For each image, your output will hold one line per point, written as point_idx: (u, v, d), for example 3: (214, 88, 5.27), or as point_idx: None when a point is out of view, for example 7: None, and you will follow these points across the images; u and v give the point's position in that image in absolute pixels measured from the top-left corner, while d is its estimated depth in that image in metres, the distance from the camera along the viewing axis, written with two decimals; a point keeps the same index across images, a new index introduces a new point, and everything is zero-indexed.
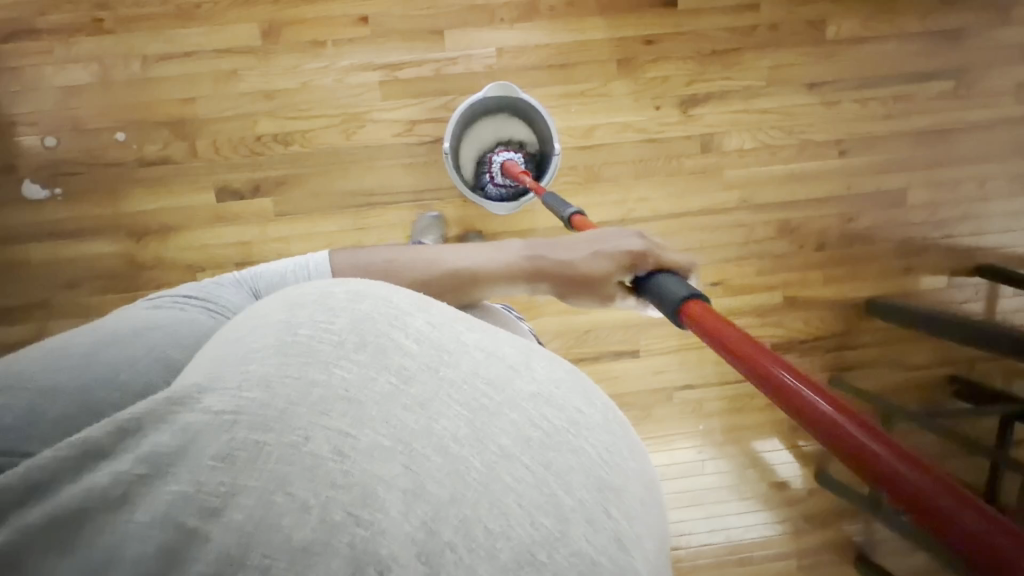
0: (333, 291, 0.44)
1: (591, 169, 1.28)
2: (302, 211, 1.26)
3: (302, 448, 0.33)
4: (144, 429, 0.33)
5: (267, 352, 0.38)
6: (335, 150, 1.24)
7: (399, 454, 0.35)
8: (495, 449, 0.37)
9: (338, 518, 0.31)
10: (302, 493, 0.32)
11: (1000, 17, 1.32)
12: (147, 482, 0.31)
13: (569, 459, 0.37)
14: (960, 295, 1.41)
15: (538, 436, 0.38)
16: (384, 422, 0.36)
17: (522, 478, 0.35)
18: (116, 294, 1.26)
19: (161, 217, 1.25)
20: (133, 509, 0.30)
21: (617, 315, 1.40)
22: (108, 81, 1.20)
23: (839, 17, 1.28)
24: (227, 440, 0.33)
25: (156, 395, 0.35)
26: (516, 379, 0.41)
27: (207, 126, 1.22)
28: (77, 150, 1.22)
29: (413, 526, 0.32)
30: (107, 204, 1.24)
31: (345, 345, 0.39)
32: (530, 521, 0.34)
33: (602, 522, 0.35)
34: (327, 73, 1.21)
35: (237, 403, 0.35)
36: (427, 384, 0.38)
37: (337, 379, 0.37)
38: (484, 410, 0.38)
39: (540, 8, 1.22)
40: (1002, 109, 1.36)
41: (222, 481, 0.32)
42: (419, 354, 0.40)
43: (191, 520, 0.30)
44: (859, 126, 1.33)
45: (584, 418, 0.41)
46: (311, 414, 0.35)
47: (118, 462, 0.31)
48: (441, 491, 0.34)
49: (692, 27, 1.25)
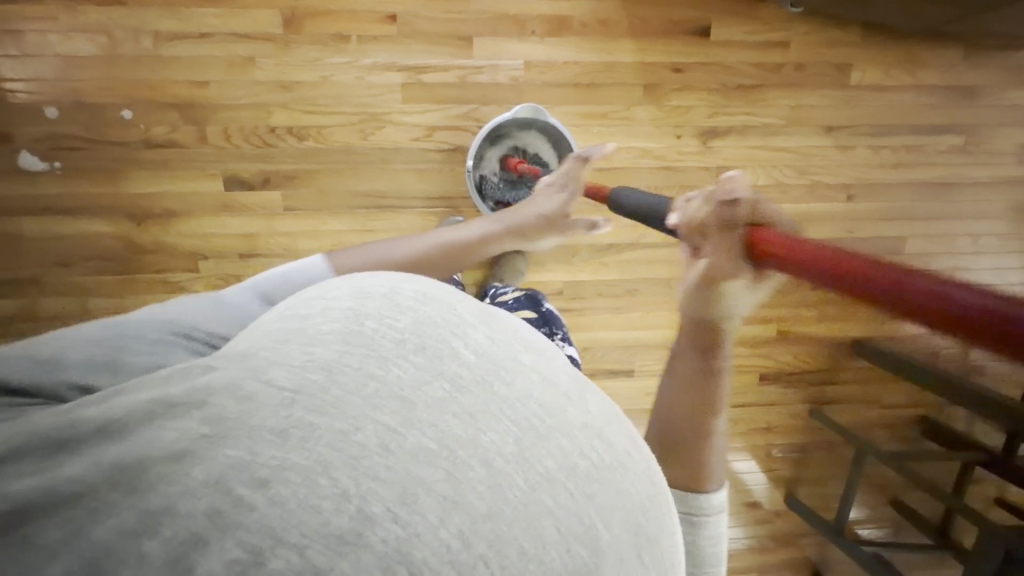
0: (401, 287, 0.39)
1: (605, 192, 1.28)
2: (311, 208, 1.23)
3: (351, 437, 0.30)
4: (213, 400, 0.31)
5: (334, 336, 0.34)
6: (350, 149, 1.21)
7: (443, 459, 0.30)
8: (541, 471, 0.32)
9: (376, 512, 0.28)
10: (345, 482, 0.28)
11: (1008, 81, 1.37)
12: (210, 443, 0.29)
13: (611, 501, 0.34)
14: None
15: (586, 465, 0.34)
16: (435, 425, 0.31)
17: (563, 505, 0.32)
18: (112, 276, 1.23)
19: (164, 202, 1.21)
20: (193, 464, 0.28)
21: (618, 335, 1.39)
22: (117, 55, 1.15)
23: (858, 63, 1.31)
24: (285, 415, 0.30)
25: (228, 362, 0.34)
26: (570, 408, 0.36)
27: (220, 112, 1.18)
28: (79, 124, 1.16)
29: (447, 535, 0.29)
30: (107, 184, 1.19)
31: (405, 344, 0.34)
32: (565, 548, 0.31)
33: (631, 564, 0.33)
34: (349, 69, 1.18)
35: (299, 383, 0.32)
36: (478, 396, 0.33)
37: (393, 377, 0.33)
38: (534, 430, 0.33)
39: (571, 26, 1.22)
40: (1002, 168, 1.41)
41: (275, 454, 0.29)
42: (475, 366, 0.34)
43: (241, 490, 0.27)
44: (867, 170, 1.36)
45: (630, 462, 0.37)
46: (365, 405, 0.31)
47: (188, 419, 0.30)
48: (480, 504, 0.30)
49: (716, 58, 1.27)
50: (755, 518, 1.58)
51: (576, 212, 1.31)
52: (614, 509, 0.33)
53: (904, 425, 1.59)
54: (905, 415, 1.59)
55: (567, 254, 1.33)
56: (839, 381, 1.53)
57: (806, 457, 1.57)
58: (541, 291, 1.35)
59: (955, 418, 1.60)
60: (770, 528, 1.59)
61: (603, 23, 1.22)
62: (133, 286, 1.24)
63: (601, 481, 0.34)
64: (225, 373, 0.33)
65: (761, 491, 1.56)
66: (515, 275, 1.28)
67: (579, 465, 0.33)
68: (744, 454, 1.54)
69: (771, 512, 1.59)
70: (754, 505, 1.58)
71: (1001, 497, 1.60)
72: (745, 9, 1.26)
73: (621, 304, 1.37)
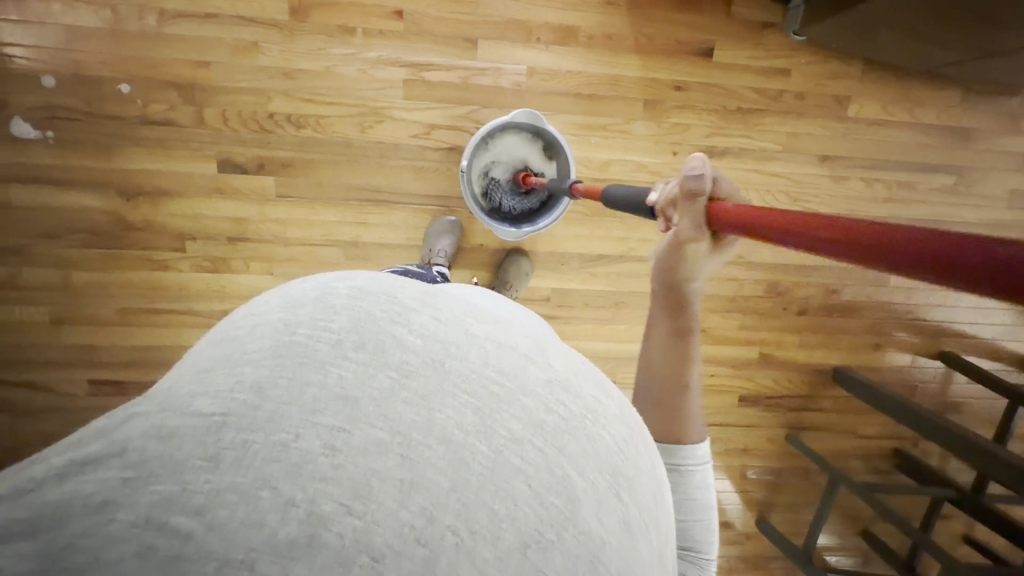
0: (334, 288, 0.39)
1: (600, 204, 1.29)
2: (304, 198, 1.23)
3: (291, 446, 0.31)
4: (131, 446, 0.31)
5: (264, 354, 0.35)
6: (348, 142, 1.21)
7: (396, 446, 0.32)
8: (505, 434, 0.35)
9: (327, 511, 0.30)
10: (289, 490, 0.30)
11: (1003, 125, 1.39)
12: (132, 486, 0.29)
13: (583, 449, 0.37)
14: (920, 375, 1.54)
15: (552, 420, 0.36)
16: (382, 416, 0.33)
17: (533, 462, 0.34)
18: (98, 251, 1.22)
19: (156, 180, 1.20)
20: (116, 510, 0.29)
21: (603, 347, 1.40)
22: (120, 30, 1.14)
23: (857, 96, 1.33)
24: (214, 441, 0.31)
25: (146, 406, 0.33)
26: (531, 366, 0.39)
27: (220, 95, 1.18)
28: (76, 95, 1.15)
29: (411, 514, 0.31)
30: (99, 158, 1.18)
31: (343, 343, 0.35)
32: (539, 501, 0.33)
33: (611, 504, 0.36)
34: (353, 62, 1.18)
35: (226, 406, 0.32)
36: (431, 378, 0.35)
37: (333, 380, 0.33)
38: (494, 398, 0.36)
39: (577, 36, 1.22)
40: (991, 210, 1.43)
41: (206, 480, 0.30)
42: (422, 349, 0.36)
43: (175, 520, 0.29)
44: (859, 202, 1.38)
45: (601, 407, 0.40)
46: (303, 412, 0.32)
47: (103, 469, 0.30)
48: (442, 479, 0.32)
49: (718, 80, 1.28)
50: (725, 539, 1.59)
51: (570, 221, 1.32)
52: (583, 464, 0.36)
53: (878, 457, 1.61)
54: (879, 446, 1.60)
55: (558, 262, 1.34)
56: (818, 409, 1.54)
57: (780, 481, 1.58)
58: (530, 297, 1.35)
59: (928, 452, 1.62)
60: (740, 550, 1.60)
61: (609, 36, 1.23)
62: (119, 262, 1.23)
63: (561, 448, 0.36)
64: (144, 417, 0.32)
65: (734, 513, 1.57)
66: (521, 277, 1.29)
67: (548, 424, 0.36)
68: (719, 475, 1.55)
69: (742, 534, 1.59)
70: (725, 526, 1.58)
71: (967, 534, 1.62)
72: (750, 34, 1.27)
73: (607, 315, 1.37)
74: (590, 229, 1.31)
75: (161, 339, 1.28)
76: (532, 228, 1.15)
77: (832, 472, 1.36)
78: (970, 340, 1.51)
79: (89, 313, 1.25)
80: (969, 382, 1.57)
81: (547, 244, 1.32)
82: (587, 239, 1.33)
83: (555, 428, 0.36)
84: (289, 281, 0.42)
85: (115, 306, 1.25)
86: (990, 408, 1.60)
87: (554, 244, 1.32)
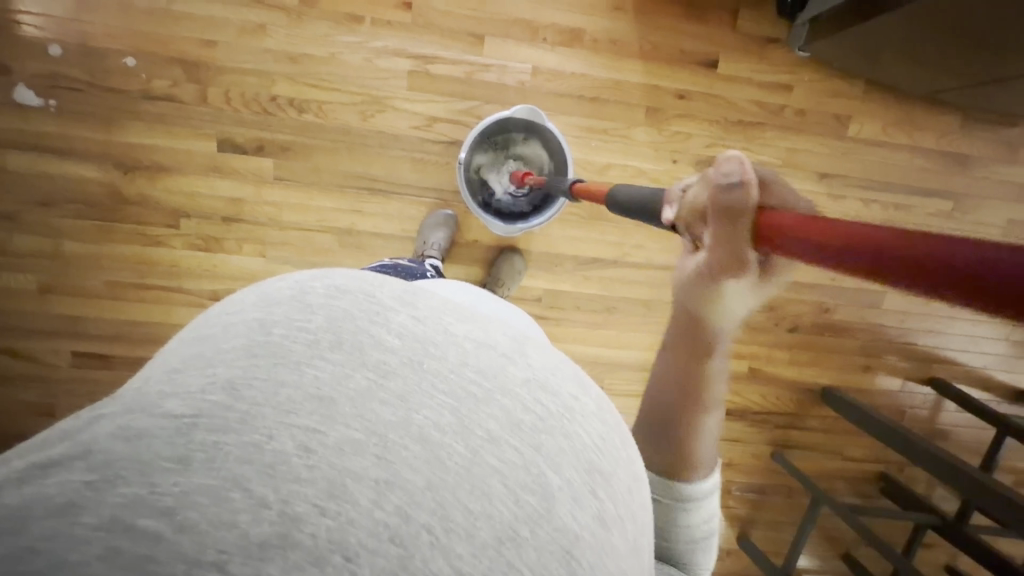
0: (310, 287, 0.39)
1: (596, 207, 1.30)
2: (301, 182, 1.23)
3: (263, 447, 0.30)
4: (98, 448, 0.30)
5: (236, 353, 0.35)
6: (348, 129, 1.21)
7: (371, 446, 0.31)
8: (482, 434, 0.34)
9: (301, 511, 0.29)
10: (261, 490, 0.29)
11: (1003, 155, 1.40)
12: (96, 490, 0.28)
13: (560, 446, 0.36)
14: (908, 400, 1.53)
15: (530, 420, 0.36)
16: (357, 416, 0.32)
17: (510, 461, 0.34)
18: (91, 222, 1.22)
19: (154, 155, 1.20)
20: (79, 513, 0.27)
21: (593, 351, 1.39)
22: (130, 4, 1.15)
23: (859, 116, 1.33)
24: (185, 442, 0.30)
25: (115, 409, 0.33)
26: (510, 366, 0.38)
27: (224, 74, 1.18)
28: (81, 66, 1.16)
29: (385, 513, 0.30)
30: (99, 130, 1.18)
31: (319, 343, 0.35)
32: (514, 499, 0.33)
33: (589, 501, 0.35)
34: (358, 50, 1.19)
35: (198, 407, 0.32)
36: (408, 378, 0.35)
37: (308, 379, 0.33)
38: (471, 398, 0.35)
39: (583, 40, 1.23)
40: (988, 238, 1.43)
41: (176, 481, 0.29)
42: (400, 349, 0.36)
43: (141, 522, 0.27)
44: (855, 221, 1.38)
45: (578, 405, 0.39)
46: (276, 413, 0.32)
47: (68, 471, 0.29)
48: (418, 478, 0.31)
49: (721, 92, 1.28)
50: None
51: (566, 223, 1.32)
52: (561, 462, 0.35)
53: (864, 480, 1.60)
54: (866, 470, 1.59)
55: (552, 263, 1.33)
56: (805, 428, 1.53)
57: (764, 499, 1.56)
58: (521, 297, 1.34)
59: (914, 479, 1.61)
60: (719, 567, 1.58)
61: (614, 41, 1.24)
62: (111, 234, 1.23)
63: (537, 452, 0.35)
64: (112, 420, 0.32)
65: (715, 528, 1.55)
66: (513, 276, 1.28)
67: (524, 424, 0.35)
68: None
69: (723, 551, 1.57)
70: None
71: (951, 564, 1.60)
72: (755, 49, 1.28)
73: (598, 319, 1.37)
74: (585, 231, 1.32)
75: (148, 314, 1.27)
76: (522, 226, 1.14)
77: (816, 493, 1.34)
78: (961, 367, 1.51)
79: (78, 284, 1.24)
80: (957, 410, 1.56)
81: (542, 244, 1.32)
82: (582, 242, 1.33)
83: (531, 428, 0.36)
84: (266, 280, 0.43)
85: (105, 279, 1.25)
86: (978, 437, 1.59)
87: (549, 244, 1.32)
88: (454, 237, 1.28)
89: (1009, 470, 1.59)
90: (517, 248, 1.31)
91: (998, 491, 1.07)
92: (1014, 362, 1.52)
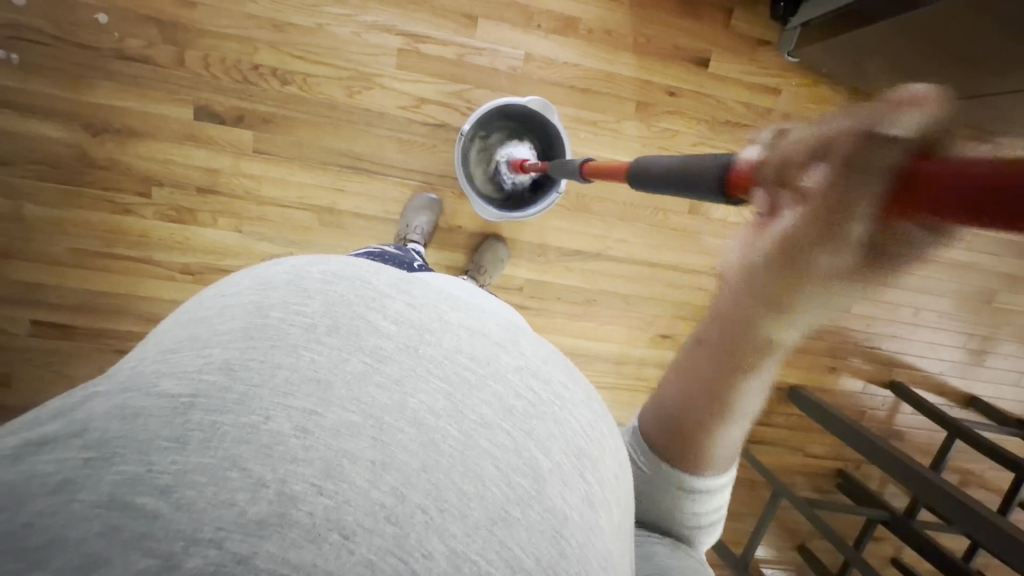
0: (309, 273, 0.38)
1: (581, 199, 1.30)
2: (282, 156, 1.19)
3: (260, 427, 0.30)
4: (94, 425, 0.29)
5: (233, 335, 0.34)
6: (333, 105, 1.18)
7: (367, 428, 0.31)
8: (474, 418, 0.33)
9: (297, 490, 0.28)
10: (259, 470, 0.28)
11: None
12: (93, 468, 0.27)
13: (550, 430, 0.36)
14: (868, 401, 1.60)
15: (520, 405, 0.35)
16: (354, 398, 0.32)
17: (500, 444, 0.33)
18: (55, 185, 1.16)
19: (126, 118, 1.14)
20: (75, 492, 0.26)
21: (570, 341, 1.40)
22: None
23: None
24: (181, 422, 0.29)
25: (111, 384, 0.32)
26: (502, 354, 0.38)
27: (202, 38, 1.13)
28: (47, 18, 1.09)
29: (381, 492, 0.29)
30: (66, 87, 1.12)
31: (317, 327, 0.34)
32: (506, 481, 0.32)
33: (577, 484, 0.35)
34: (346, 22, 1.15)
35: (196, 387, 0.31)
36: (405, 363, 0.34)
37: (306, 362, 0.32)
38: (465, 382, 0.35)
39: (579, 28, 1.22)
40: None
41: (174, 461, 0.28)
42: (397, 336, 0.35)
43: (140, 499, 0.27)
44: None
45: (568, 393, 0.39)
46: (273, 396, 0.31)
47: (59, 449, 0.28)
48: (413, 459, 0.31)
49: (711, 91, 1.29)
50: None
51: (551, 213, 1.31)
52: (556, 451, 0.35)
53: (824, 475, 1.67)
54: (825, 466, 1.66)
55: (535, 253, 1.33)
56: (771, 424, 1.58)
57: None
58: (503, 284, 1.34)
59: (868, 475, 1.69)
60: None
61: (609, 33, 1.23)
62: (76, 199, 1.17)
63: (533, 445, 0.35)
64: (107, 397, 0.31)
65: None
66: (496, 263, 1.27)
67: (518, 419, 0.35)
68: None
69: None
70: None
71: (897, 557, 1.69)
72: (747, 50, 1.29)
73: (579, 311, 1.38)
74: (570, 223, 1.31)
75: (115, 284, 1.22)
76: (515, 214, 1.13)
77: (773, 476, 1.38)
78: (919, 372, 1.58)
79: (39, 249, 1.19)
80: (914, 413, 1.64)
81: (526, 234, 1.32)
82: (566, 233, 1.32)
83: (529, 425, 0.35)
84: (265, 263, 0.42)
85: (68, 245, 1.19)
86: (930, 438, 1.68)
87: (532, 233, 1.32)
88: (437, 221, 1.26)
89: (956, 470, 1.69)
90: (500, 236, 1.30)
91: (942, 485, 1.13)
92: (967, 369, 1.61)
